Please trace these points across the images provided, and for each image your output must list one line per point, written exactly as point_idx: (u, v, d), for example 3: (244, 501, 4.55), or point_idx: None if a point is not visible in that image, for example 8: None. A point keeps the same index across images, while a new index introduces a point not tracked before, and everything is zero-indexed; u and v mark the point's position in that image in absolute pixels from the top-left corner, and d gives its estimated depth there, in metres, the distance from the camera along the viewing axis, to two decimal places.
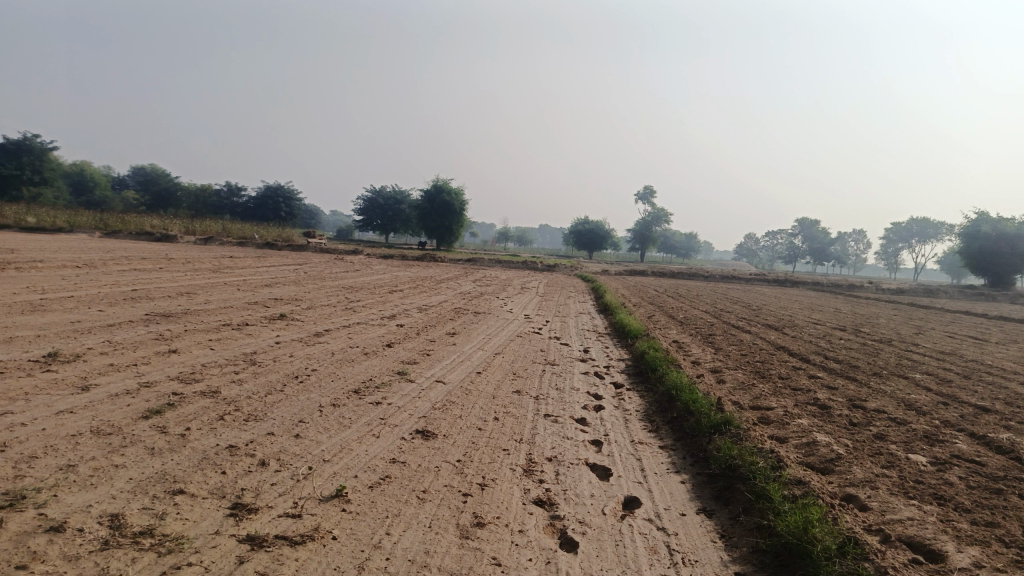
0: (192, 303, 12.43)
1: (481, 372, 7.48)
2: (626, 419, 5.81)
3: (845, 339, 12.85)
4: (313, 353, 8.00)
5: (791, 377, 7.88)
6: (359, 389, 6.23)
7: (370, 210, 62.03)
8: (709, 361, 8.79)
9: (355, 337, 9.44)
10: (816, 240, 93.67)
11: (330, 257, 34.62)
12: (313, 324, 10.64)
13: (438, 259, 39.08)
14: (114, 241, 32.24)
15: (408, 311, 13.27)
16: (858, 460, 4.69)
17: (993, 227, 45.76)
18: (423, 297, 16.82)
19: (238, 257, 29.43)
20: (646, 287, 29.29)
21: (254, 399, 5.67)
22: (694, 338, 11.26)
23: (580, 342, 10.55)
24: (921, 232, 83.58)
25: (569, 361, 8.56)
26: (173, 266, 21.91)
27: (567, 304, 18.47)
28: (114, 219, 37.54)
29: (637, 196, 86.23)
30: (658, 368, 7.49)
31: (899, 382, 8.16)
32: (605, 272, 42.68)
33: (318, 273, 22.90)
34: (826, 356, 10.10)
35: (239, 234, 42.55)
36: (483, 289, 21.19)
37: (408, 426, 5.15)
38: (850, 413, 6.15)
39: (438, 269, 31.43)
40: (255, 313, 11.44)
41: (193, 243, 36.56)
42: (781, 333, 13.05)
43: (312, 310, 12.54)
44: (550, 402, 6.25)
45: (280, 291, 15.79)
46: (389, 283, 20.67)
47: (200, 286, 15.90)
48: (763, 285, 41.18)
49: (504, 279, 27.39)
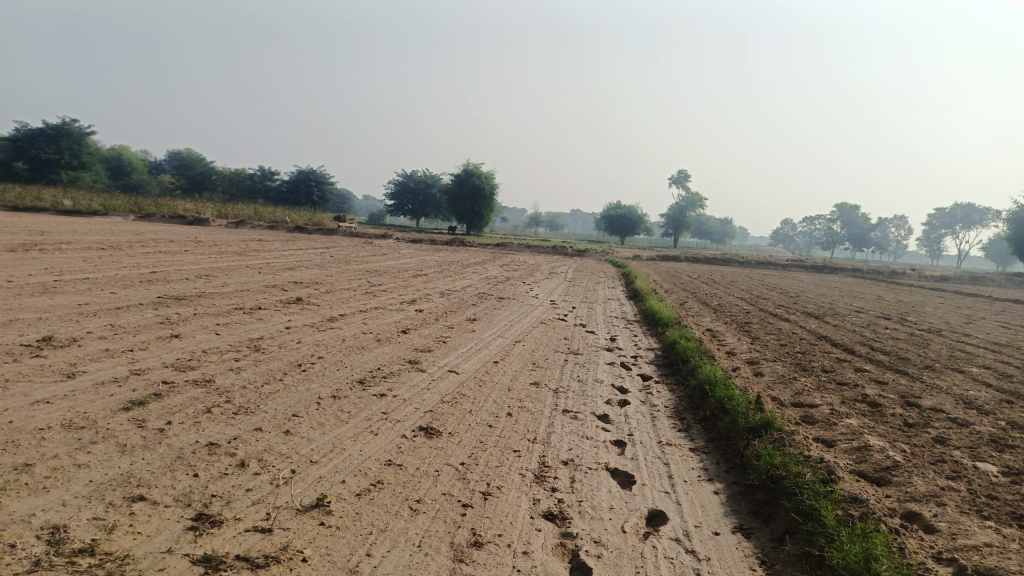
0: (209, 286, 12.11)
1: (498, 362, 6.99)
2: (653, 417, 5.27)
3: (891, 328, 12.10)
4: (322, 339, 7.58)
5: (835, 371, 7.26)
6: (364, 379, 5.79)
7: (401, 194, 61.83)
8: (745, 352, 8.19)
9: (370, 322, 9.03)
10: (855, 226, 91.33)
11: (360, 241, 34.38)
12: (328, 308, 10.25)
13: (467, 243, 38.69)
14: (147, 224, 32.37)
15: (430, 296, 12.82)
16: (918, 469, 4.10)
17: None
18: (447, 281, 16.40)
19: (267, 240, 29.30)
20: (679, 273, 28.60)
21: (248, 389, 5.26)
22: (728, 327, 10.63)
23: (607, 330, 10.00)
24: (966, 218, 80.99)
25: (595, 351, 8.03)
26: (199, 249, 21.76)
27: (595, 289, 17.89)
28: (148, 202, 37.73)
29: (671, 180, 84.84)
30: (689, 359, 6.93)
31: (954, 376, 7.49)
32: (637, 258, 41.89)
33: (344, 257, 22.61)
34: (871, 347, 9.44)
35: (271, 218, 42.59)
36: (510, 273, 20.69)
37: (411, 421, 4.69)
38: (903, 412, 5.54)
39: (467, 254, 30.99)
40: (272, 297, 11.08)
41: (225, 227, 36.60)
42: (821, 322, 12.35)
43: (330, 294, 12.17)
44: (570, 396, 5.74)
45: (301, 274, 15.46)
46: (415, 267, 20.27)
47: (222, 268, 15.64)
48: (800, 272, 40.11)
49: (533, 264, 26.83)
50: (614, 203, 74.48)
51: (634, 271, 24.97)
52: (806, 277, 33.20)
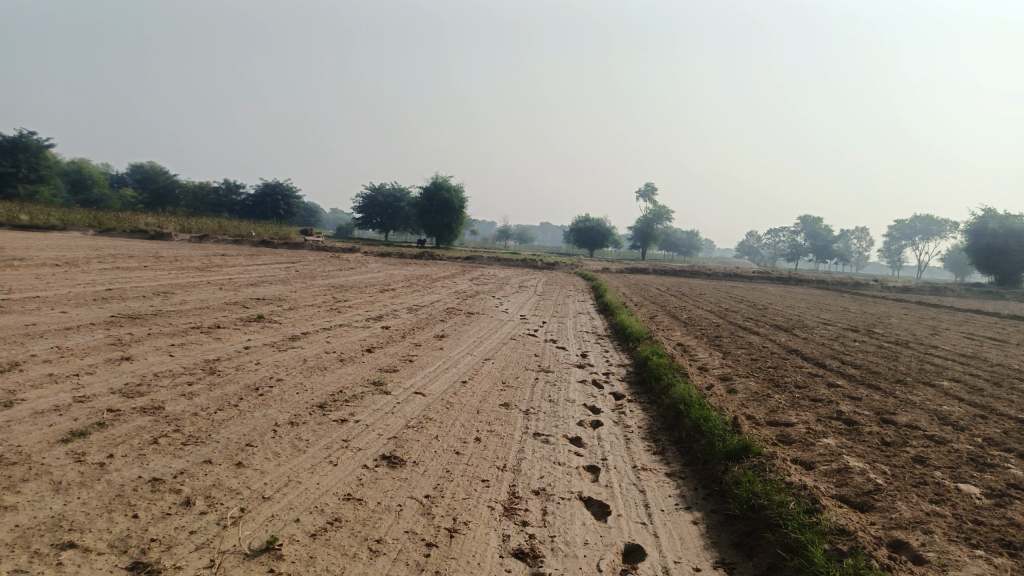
0: (167, 303, 11.68)
1: (466, 381, 6.76)
2: (627, 439, 5.09)
3: (860, 341, 12.10)
4: (282, 360, 7.27)
5: (809, 386, 7.15)
6: (325, 403, 5.51)
7: (369, 207, 61.28)
8: (718, 367, 8.06)
9: (333, 341, 8.73)
10: (819, 238, 92.85)
11: (327, 256, 33.88)
12: (291, 326, 9.91)
13: (436, 257, 38.38)
14: (106, 239, 31.50)
15: (397, 312, 12.53)
16: (901, 493, 3.96)
17: (1000, 224, 45.05)
18: (414, 296, 16.11)
19: (231, 255, 28.67)
20: (648, 286, 28.62)
21: (200, 417, 4.95)
22: (699, 341, 10.52)
23: (578, 346, 9.80)
24: (926, 229, 82.74)
25: (565, 368, 7.83)
26: (158, 264, 21.15)
27: (566, 303, 17.74)
28: (108, 216, 36.79)
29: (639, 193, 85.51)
30: (661, 377, 6.76)
31: (927, 390, 7.43)
32: (607, 271, 41.94)
33: (310, 272, 22.17)
34: (842, 361, 9.38)
35: (236, 232, 41.81)
36: (479, 288, 20.46)
37: (373, 450, 4.43)
38: (881, 430, 5.42)
39: (436, 268, 30.67)
40: (232, 315, 10.71)
41: (187, 241, 35.82)
42: (791, 335, 12.30)
43: (294, 311, 11.81)
44: (541, 418, 5.53)
45: (265, 290, 15.04)
46: (382, 282, 19.93)
47: (181, 285, 15.16)
48: (767, 283, 40.44)
49: (502, 278, 26.63)
50: (583, 217, 74.74)
51: (604, 285, 24.87)
52: (774, 289, 33.44)
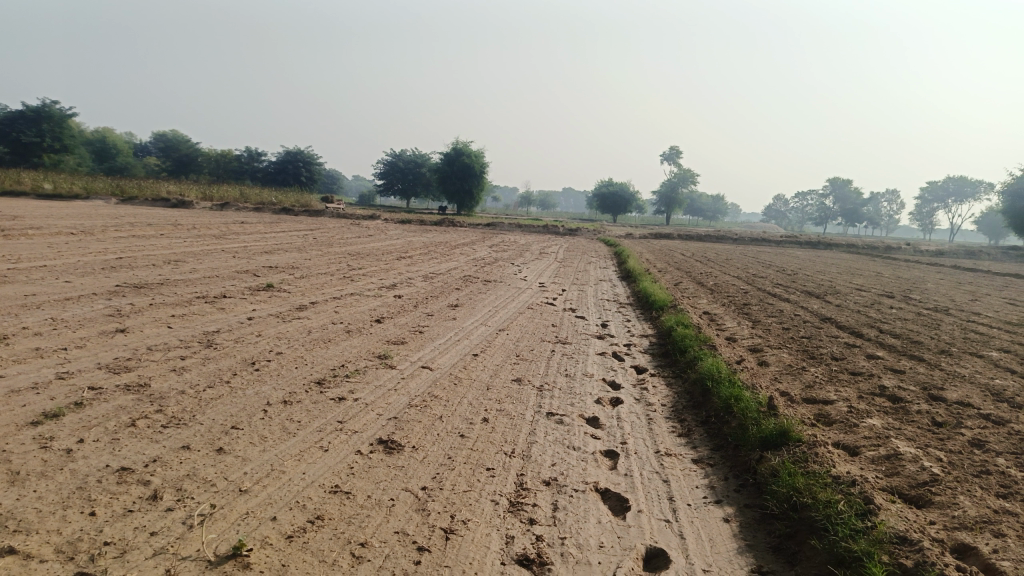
0: (176, 272, 11.39)
1: (478, 354, 6.34)
2: (650, 420, 4.65)
3: (897, 308, 11.51)
4: (285, 332, 6.90)
5: (846, 359, 6.65)
6: (324, 380, 5.12)
7: (390, 173, 60.82)
8: (747, 338, 7.58)
9: (342, 311, 8.35)
10: (849, 201, 90.82)
11: (348, 223, 33.57)
12: (299, 295, 9.56)
13: (457, 223, 37.96)
14: (129, 207, 31.42)
15: (412, 280, 12.13)
16: (963, 485, 3.48)
17: None
18: (431, 263, 15.72)
19: (251, 223, 28.45)
20: (673, 251, 27.97)
21: (187, 396, 4.60)
22: (727, 309, 10.00)
23: (598, 315, 9.33)
24: (959, 191, 80.51)
25: (584, 340, 7.39)
26: (176, 232, 20.92)
27: (587, 270, 17.26)
28: (130, 185, 36.75)
29: (665, 157, 84.09)
30: (687, 349, 6.29)
31: (975, 362, 6.88)
32: (631, 237, 41.25)
33: (327, 239, 21.82)
34: (880, 330, 8.82)
35: (257, 199, 41.63)
36: (499, 254, 20.02)
37: (369, 433, 4.04)
38: (930, 408, 4.91)
39: (456, 234, 30.21)
40: (241, 283, 10.38)
41: (209, 209, 35.68)
42: (824, 302, 11.71)
43: (305, 279, 11.45)
44: (556, 395, 5.11)
45: (279, 258, 14.70)
46: (399, 249, 19.52)
47: (194, 253, 14.87)
48: (795, 247, 39.47)
49: (523, 243, 26.13)
50: (607, 182, 73.65)
51: (627, 250, 24.26)
52: (802, 253, 32.61)
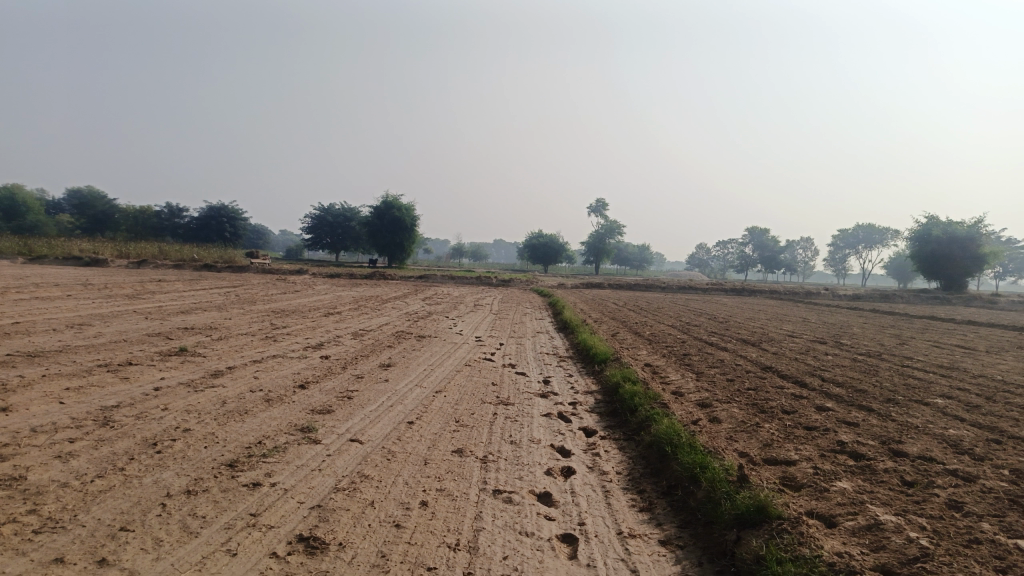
0: (78, 338, 10.42)
1: (413, 421, 5.80)
2: (607, 493, 4.21)
3: (833, 354, 11.52)
4: (196, 404, 6.20)
5: (798, 412, 6.40)
6: (237, 462, 4.50)
7: (318, 228, 59.68)
8: (694, 392, 7.27)
9: (262, 376, 7.67)
10: (768, 249, 94.35)
11: (274, 279, 32.44)
12: (216, 360, 8.79)
13: (388, 276, 37.31)
14: (36, 267, 29.58)
15: (340, 339, 11.48)
16: (958, 557, 3.15)
17: (944, 231, 45.83)
18: (361, 320, 15.07)
19: (169, 281, 27.04)
20: (606, 301, 27.99)
21: (69, 490, 3.90)
22: (668, 361, 9.74)
23: (539, 371, 8.88)
24: (869, 238, 84.64)
25: (527, 399, 6.94)
26: (85, 293, 19.59)
27: (523, 322, 16.90)
28: (39, 244, 34.74)
29: (592, 208, 85.75)
30: (637, 409, 5.91)
31: (923, 411, 6.75)
32: (563, 286, 41.38)
33: (251, 297, 20.86)
34: (823, 378, 8.69)
35: (177, 256, 40.00)
36: (432, 307, 19.52)
37: (289, 529, 3.46)
38: (898, 467, 4.64)
39: (388, 288, 29.52)
40: (151, 349, 9.53)
41: (125, 267, 34.00)
42: (762, 350, 11.62)
43: (223, 341, 10.66)
44: (502, 468, 4.62)
45: (196, 319, 13.79)
46: (328, 305, 18.75)
47: (102, 315, 13.80)
48: (722, 294, 40.31)
49: (457, 296, 25.69)
50: (536, 234, 74.38)
51: (561, 300, 24.10)
52: (730, 300, 33.26)
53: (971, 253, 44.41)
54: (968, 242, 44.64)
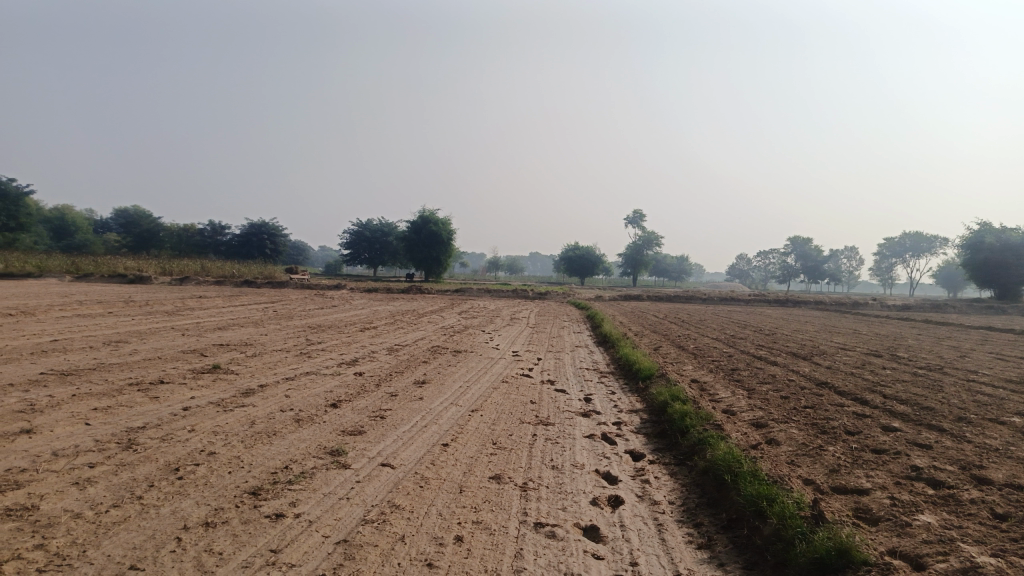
0: (114, 355, 10.35)
1: (448, 444, 5.48)
2: (661, 527, 3.82)
3: (890, 368, 10.89)
4: (223, 425, 5.96)
5: (863, 433, 5.91)
6: (260, 490, 4.22)
7: (356, 243, 60.09)
8: (747, 411, 6.82)
9: (293, 395, 7.43)
10: (810, 258, 92.32)
11: (312, 294, 32.55)
12: (248, 377, 8.60)
13: (425, 290, 37.23)
14: (83, 285, 30.15)
15: (375, 355, 11.24)
16: None
17: (997, 238, 44.18)
18: (397, 335, 14.85)
19: (209, 297, 27.25)
20: (645, 313, 27.43)
21: (81, 521, 3.65)
22: (715, 376, 9.27)
23: (579, 388, 8.48)
24: (915, 246, 82.11)
25: (568, 419, 6.57)
26: (126, 310, 19.76)
27: (561, 335, 16.51)
28: (86, 262, 35.48)
29: (629, 220, 85.06)
30: (688, 431, 5.50)
31: (1001, 431, 6.19)
32: (601, 299, 40.83)
33: (288, 312, 20.83)
34: (883, 395, 8.14)
35: (219, 272, 40.51)
36: (469, 322, 19.25)
37: (310, 568, 3.14)
38: (986, 497, 4.15)
39: (424, 302, 29.35)
40: (184, 367, 9.38)
41: (168, 284, 34.48)
42: (814, 364, 11.05)
43: (257, 358, 10.50)
44: (544, 497, 4.26)
45: (232, 335, 13.69)
46: (364, 320, 18.61)
47: (140, 332, 13.81)
48: (764, 306, 39.34)
49: (494, 310, 25.41)
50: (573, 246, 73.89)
51: (599, 313, 23.65)
52: (773, 311, 32.38)
53: None
54: (1023, 250, 42.94)
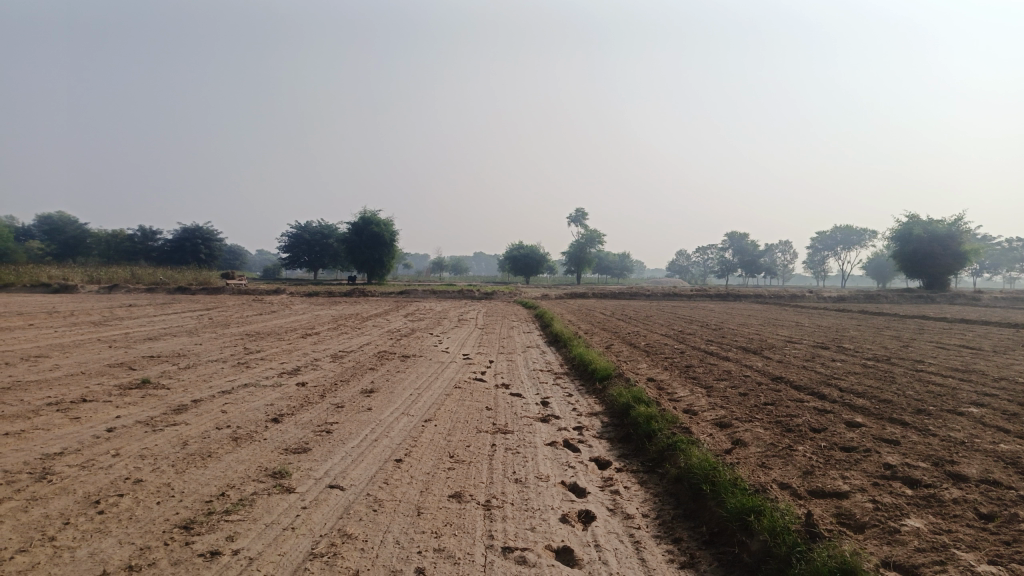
0: (31, 372, 9.56)
1: (402, 460, 5.09)
2: (640, 545, 3.53)
3: (840, 361, 10.94)
4: (153, 448, 5.44)
5: (829, 430, 5.77)
6: (193, 524, 3.76)
7: (296, 246, 58.66)
8: (709, 410, 6.63)
9: (231, 410, 6.91)
10: (748, 253, 94.46)
11: (250, 300, 31.47)
12: (181, 392, 8.01)
13: (369, 293, 36.48)
14: (3, 296, 28.46)
15: (319, 363, 10.71)
16: None
17: (924, 230, 45.86)
18: (342, 340, 14.31)
19: (140, 306, 26.02)
20: (592, 311, 27.38)
21: None
22: (672, 375, 9.10)
23: (535, 392, 8.19)
24: (846, 239, 84.80)
25: (527, 425, 6.26)
26: (48, 321, 18.60)
27: (511, 336, 16.23)
28: (6, 272, 33.55)
29: (571, 219, 85.56)
30: (654, 436, 5.24)
31: (962, 423, 6.14)
32: (547, 298, 40.75)
33: (225, 320, 19.97)
34: (839, 388, 8.09)
35: (150, 279, 38.86)
36: (415, 325, 18.78)
37: None
38: (968, 496, 4.00)
39: (368, 305, 28.68)
40: (110, 382, 8.71)
41: (96, 293, 32.86)
42: (765, 358, 11.03)
43: (191, 370, 9.87)
44: (510, 517, 3.92)
45: (164, 346, 12.93)
46: (306, 326, 17.94)
47: (62, 346, 12.91)
48: (707, 300, 39.84)
49: (440, 312, 24.96)
50: (517, 245, 73.76)
51: (547, 312, 23.47)
52: (716, 306, 32.81)
53: (952, 250, 44.43)
54: (949, 241, 44.71)
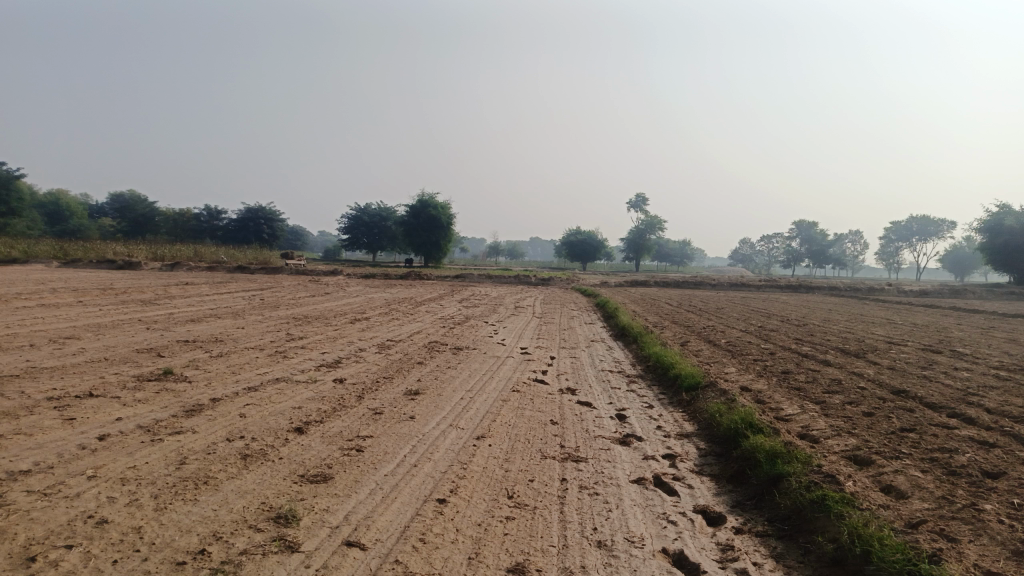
0: (52, 356, 8.71)
1: (447, 501, 3.88)
2: None
3: (966, 370, 9.25)
4: (140, 469, 4.36)
5: (1014, 478, 4.31)
6: None
7: (354, 227, 58.43)
8: (836, 438, 5.22)
9: (251, 415, 5.83)
10: (816, 243, 90.36)
11: (307, 280, 30.93)
12: (201, 388, 6.99)
13: (424, 276, 35.62)
14: (68, 271, 28.63)
15: (363, 354, 9.63)
16: None
17: (1017, 221, 42.39)
18: (392, 328, 13.25)
19: (195, 284, 25.60)
20: (656, 301, 25.80)
21: None
22: (770, 383, 7.68)
23: (608, 401, 6.92)
24: (922, 230, 80.40)
25: (605, 451, 4.99)
26: (100, 298, 18.18)
27: (573, 328, 14.95)
28: (74, 247, 33.88)
29: (631, 204, 83.48)
30: (786, 488, 3.90)
31: None
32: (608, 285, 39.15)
33: (275, 300, 19.27)
34: (986, 410, 6.53)
35: (212, 257, 38.86)
36: (470, 311, 17.67)
37: None
38: None
39: (423, 289, 27.68)
40: (130, 372, 7.76)
41: (156, 270, 32.91)
42: (873, 364, 9.44)
43: (223, 359, 8.90)
44: None
45: (203, 329, 12.06)
46: (356, 310, 16.99)
47: (97, 326, 12.16)
48: (777, 292, 37.53)
49: (497, 298, 23.84)
50: (575, 231, 72.04)
51: (609, 300, 22.12)
52: (789, 298, 30.78)
53: None
54: None
